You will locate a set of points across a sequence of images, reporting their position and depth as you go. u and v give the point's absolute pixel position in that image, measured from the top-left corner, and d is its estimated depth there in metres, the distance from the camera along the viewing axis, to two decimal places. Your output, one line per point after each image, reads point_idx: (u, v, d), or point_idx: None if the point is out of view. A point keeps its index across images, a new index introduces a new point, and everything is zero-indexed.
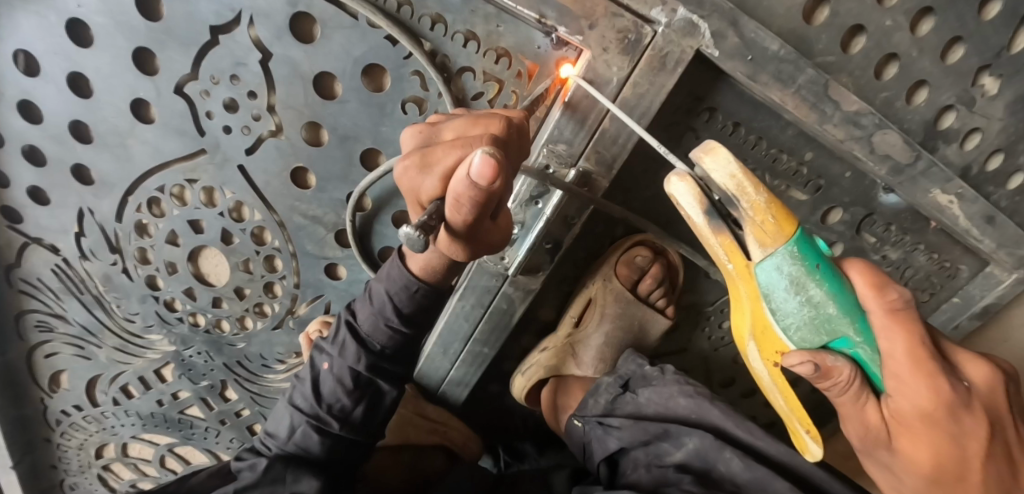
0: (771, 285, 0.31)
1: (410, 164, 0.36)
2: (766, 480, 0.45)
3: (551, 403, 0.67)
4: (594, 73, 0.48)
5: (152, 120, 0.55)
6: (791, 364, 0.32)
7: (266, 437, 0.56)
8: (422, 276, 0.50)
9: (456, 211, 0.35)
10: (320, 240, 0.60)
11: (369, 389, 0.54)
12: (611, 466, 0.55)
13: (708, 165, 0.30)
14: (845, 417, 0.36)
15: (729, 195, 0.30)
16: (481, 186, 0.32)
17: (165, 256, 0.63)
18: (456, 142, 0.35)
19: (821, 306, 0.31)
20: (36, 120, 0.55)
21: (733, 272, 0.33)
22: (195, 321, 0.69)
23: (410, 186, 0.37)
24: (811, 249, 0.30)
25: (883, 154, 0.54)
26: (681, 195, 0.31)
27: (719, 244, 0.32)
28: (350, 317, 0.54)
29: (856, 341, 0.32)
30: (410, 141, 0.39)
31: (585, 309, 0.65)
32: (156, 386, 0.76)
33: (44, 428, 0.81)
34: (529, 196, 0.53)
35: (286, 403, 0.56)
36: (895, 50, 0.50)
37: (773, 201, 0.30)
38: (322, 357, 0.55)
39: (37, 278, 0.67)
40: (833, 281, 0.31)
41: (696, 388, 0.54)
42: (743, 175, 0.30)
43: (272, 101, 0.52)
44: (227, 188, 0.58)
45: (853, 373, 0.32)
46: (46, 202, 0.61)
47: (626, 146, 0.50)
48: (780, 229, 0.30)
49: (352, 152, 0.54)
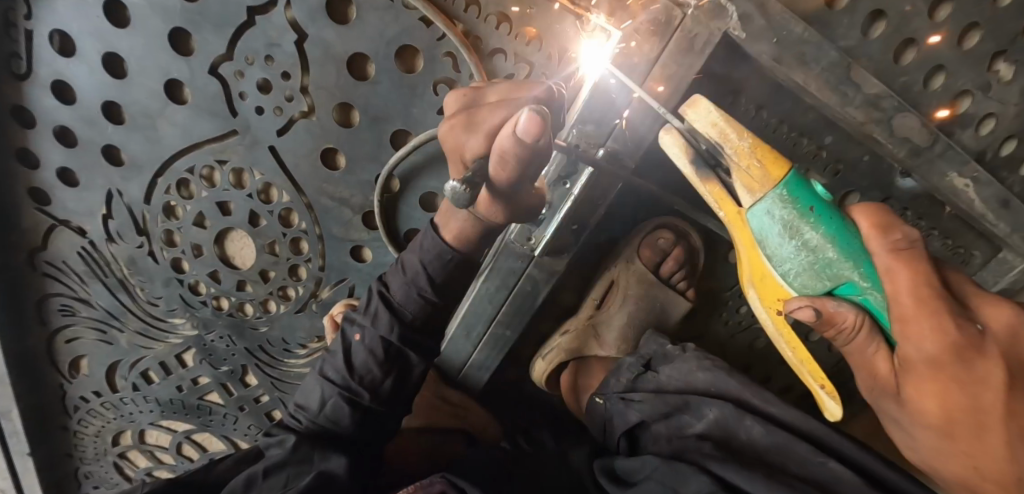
0: (763, 229, 0.33)
1: (456, 124, 0.42)
2: (789, 446, 0.44)
3: (571, 384, 0.68)
4: (623, 54, 0.48)
5: (184, 102, 0.55)
6: (792, 311, 0.34)
7: (298, 411, 0.56)
8: (457, 246, 0.52)
9: (501, 167, 0.38)
10: (346, 222, 0.61)
11: (399, 360, 0.55)
12: (632, 441, 0.56)
13: (690, 117, 0.34)
14: (856, 367, 0.37)
15: (713, 142, 0.33)
16: (526, 141, 0.35)
17: (192, 238, 0.64)
18: (500, 104, 0.40)
19: (819, 250, 0.32)
20: (68, 101, 0.56)
21: (726, 218, 0.36)
22: (218, 305, 0.70)
23: (455, 143, 0.42)
24: (804, 192, 0.32)
25: (902, 137, 0.55)
26: (669, 146, 0.37)
27: (708, 191, 0.36)
28: (383, 287, 0.56)
29: (863, 287, 0.32)
30: (453, 102, 0.43)
31: (608, 292, 0.66)
32: (176, 371, 0.76)
33: (62, 414, 0.81)
34: (557, 176, 0.54)
35: (317, 375, 0.56)
36: (912, 36, 0.52)
37: (756, 145, 0.32)
38: (354, 329, 0.56)
39: (63, 261, 0.68)
40: (831, 226, 0.32)
41: (714, 362, 0.53)
42: (724, 122, 0.32)
43: (305, 82, 0.53)
44: (257, 170, 0.58)
45: (857, 318, 0.33)
46: (75, 183, 0.62)
47: (653, 129, 0.50)
48: (766, 173, 0.32)
49: (382, 133, 0.55)
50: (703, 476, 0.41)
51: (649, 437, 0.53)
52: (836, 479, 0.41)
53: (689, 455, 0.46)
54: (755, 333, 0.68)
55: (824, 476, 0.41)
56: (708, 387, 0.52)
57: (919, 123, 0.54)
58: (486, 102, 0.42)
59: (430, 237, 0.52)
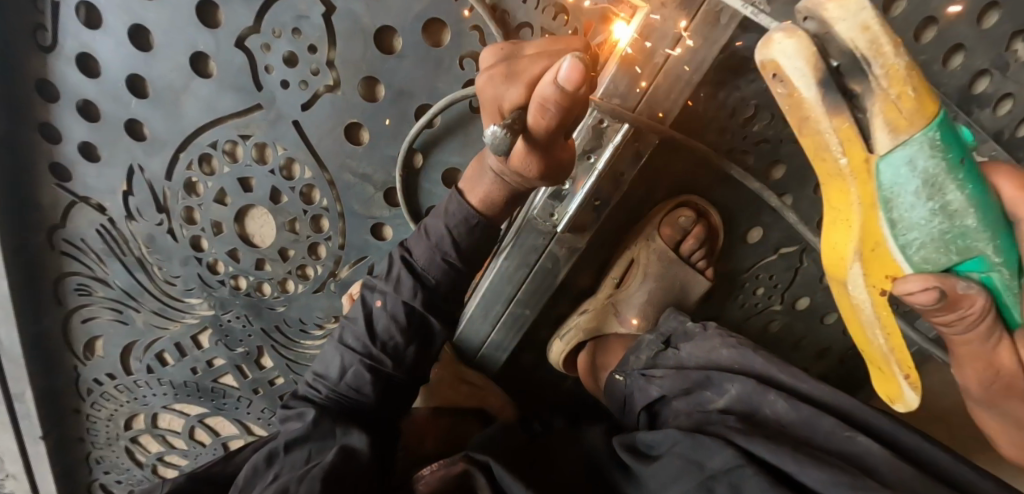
0: (899, 183, 0.27)
1: (495, 74, 0.38)
2: (815, 419, 0.42)
3: (589, 364, 0.67)
4: (650, 28, 0.48)
5: (209, 75, 0.56)
6: (910, 291, 0.29)
7: (316, 380, 0.56)
8: (482, 209, 0.53)
9: (540, 115, 0.35)
10: (368, 199, 0.61)
11: (421, 327, 0.55)
12: (651, 416, 0.55)
13: (832, 14, 0.25)
14: (963, 355, 0.33)
15: (859, 59, 0.25)
16: (567, 91, 0.33)
17: (212, 215, 0.64)
18: (541, 55, 0.38)
19: (957, 216, 0.27)
20: (92, 75, 0.57)
21: (844, 168, 0.29)
22: (236, 284, 0.70)
23: (493, 95, 0.38)
24: (952, 140, 0.26)
25: None
26: (789, 57, 0.26)
27: (833, 128, 0.27)
28: (404, 253, 0.56)
29: (994, 262, 0.28)
30: (490, 58, 0.40)
31: (627, 270, 0.66)
32: (191, 353, 0.76)
33: (75, 397, 0.81)
34: (584, 149, 0.54)
35: (336, 343, 0.56)
36: (933, 14, 0.51)
37: (914, 68, 0.25)
38: (375, 296, 0.56)
39: (81, 238, 0.68)
40: (973, 186, 0.27)
41: (739, 339, 0.51)
42: (883, 31, 0.24)
43: (331, 55, 0.53)
44: (280, 144, 0.58)
45: (986, 304, 0.29)
46: (96, 159, 0.62)
47: (678, 101, 0.51)
48: (920, 110, 0.25)
49: (406, 108, 0.55)
50: (729, 449, 0.39)
51: (670, 413, 0.52)
52: (866, 452, 0.38)
53: (712, 427, 0.44)
54: (769, 316, 0.69)
55: (852, 450, 0.39)
56: (729, 363, 0.50)
57: (940, 100, 0.55)
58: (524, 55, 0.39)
59: (457, 201, 0.52)
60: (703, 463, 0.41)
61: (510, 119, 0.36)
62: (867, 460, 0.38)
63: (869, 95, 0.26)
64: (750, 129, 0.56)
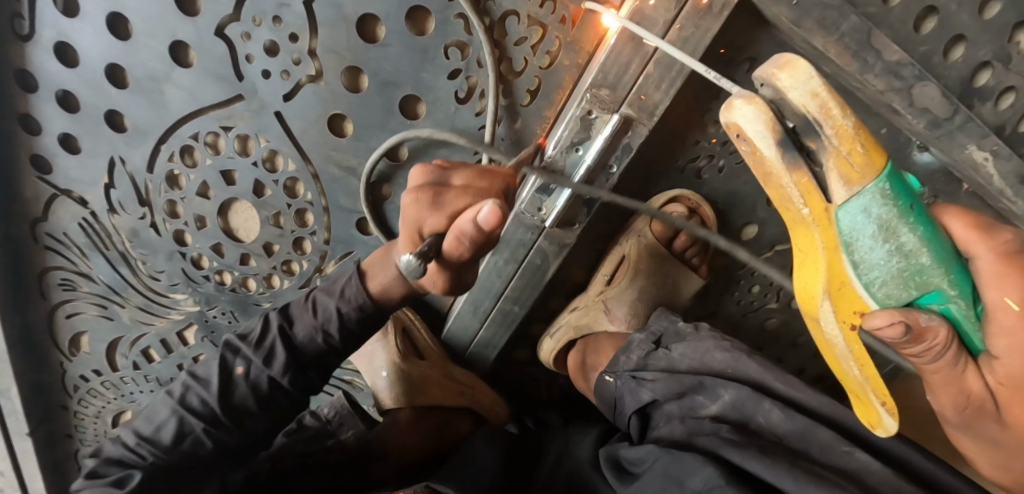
0: (855, 228, 0.29)
1: (421, 198, 0.40)
2: (810, 431, 0.41)
3: (580, 363, 0.65)
4: (640, 16, 0.47)
5: (189, 64, 0.55)
6: (876, 327, 0.29)
7: (139, 444, 0.49)
8: (377, 297, 0.49)
9: (456, 245, 0.39)
10: (353, 193, 0.60)
11: (277, 404, 0.51)
12: (643, 420, 0.54)
13: (785, 83, 0.28)
14: (935, 385, 0.32)
15: (811, 120, 0.27)
16: (485, 228, 0.37)
17: (195, 209, 0.62)
18: (467, 190, 0.40)
19: (912, 254, 0.28)
20: (72, 64, 0.55)
21: (807, 216, 0.30)
22: (221, 280, 0.69)
23: (413, 218, 0.40)
24: (902, 188, 0.28)
25: (922, 108, 0.53)
26: (750, 121, 0.29)
27: (795, 182, 0.29)
28: (284, 322, 0.52)
29: (951, 294, 0.29)
30: (418, 177, 0.41)
31: (619, 266, 0.64)
32: (178, 350, 0.75)
33: (61, 394, 0.80)
34: (571, 142, 0.53)
35: (173, 402, 0.50)
36: (933, 3, 0.50)
37: (861, 128, 0.27)
38: (237, 361, 0.51)
39: (64, 232, 0.67)
40: (925, 227, 0.29)
41: (733, 343, 0.49)
42: (830, 96, 0.27)
43: (313, 45, 0.52)
44: (263, 136, 0.57)
45: (949, 335, 0.29)
46: (77, 150, 0.61)
47: (668, 93, 0.50)
48: (871, 161, 0.27)
49: (391, 99, 0.54)
50: (709, 467, 0.38)
51: (661, 417, 0.51)
52: (863, 469, 0.38)
53: (703, 439, 0.44)
54: (767, 313, 0.67)
55: (852, 466, 0.39)
56: (722, 367, 0.48)
57: (939, 93, 0.52)
58: (451, 183, 0.41)
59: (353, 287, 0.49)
60: (683, 481, 0.40)
61: (425, 247, 0.39)
62: (866, 478, 0.38)
63: (822, 149, 0.28)
64: None
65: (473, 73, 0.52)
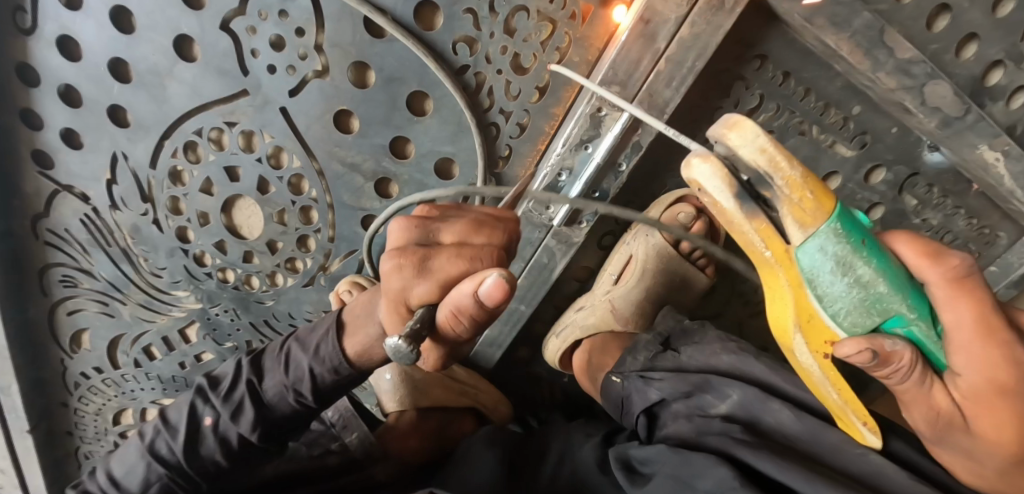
0: (816, 268, 0.31)
1: (405, 264, 0.36)
2: (820, 432, 0.41)
3: (585, 363, 0.63)
4: (651, 12, 0.46)
5: (193, 59, 0.54)
6: (846, 354, 0.32)
7: (109, 487, 0.52)
8: (354, 360, 0.48)
9: (451, 320, 0.35)
10: (357, 190, 0.59)
11: (248, 457, 0.52)
12: (651, 420, 0.51)
13: (735, 142, 0.29)
14: (910, 405, 0.34)
15: (763, 173, 0.30)
16: (485, 304, 0.32)
17: (198, 205, 0.62)
18: (460, 253, 0.35)
19: (871, 285, 0.31)
20: (74, 58, 0.55)
21: (771, 259, 0.33)
22: (224, 277, 0.68)
23: (401, 288, 0.37)
24: (854, 225, 0.30)
25: (933, 107, 0.51)
26: (706, 178, 0.31)
27: (754, 229, 0.32)
28: (254, 378, 0.52)
29: (911, 318, 0.31)
30: (401, 235, 0.37)
31: (625, 267, 0.63)
32: (179, 347, 0.74)
33: (61, 391, 0.79)
34: (580, 139, 0.52)
35: (143, 448, 0.51)
36: (946, 1, 0.49)
37: (807, 177, 0.29)
38: (205, 411, 0.52)
39: (66, 229, 0.66)
40: (879, 259, 0.31)
41: (739, 345, 0.50)
42: (776, 152, 0.29)
43: (320, 39, 0.51)
44: (267, 132, 0.57)
45: (914, 357, 0.31)
46: (79, 145, 0.60)
47: (679, 91, 0.49)
48: (820, 207, 0.29)
49: (397, 94, 0.53)
50: (721, 468, 0.38)
51: (669, 416, 0.49)
52: (880, 472, 0.37)
53: (713, 439, 0.43)
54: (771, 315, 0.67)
55: (864, 469, 0.38)
56: (729, 366, 0.48)
57: (952, 91, 0.51)
58: (440, 242, 0.37)
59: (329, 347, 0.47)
60: (692, 484, 0.39)
61: (413, 328, 0.33)
62: (880, 481, 0.37)
63: (777, 198, 0.30)
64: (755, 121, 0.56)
65: (482, 69, 0.52)
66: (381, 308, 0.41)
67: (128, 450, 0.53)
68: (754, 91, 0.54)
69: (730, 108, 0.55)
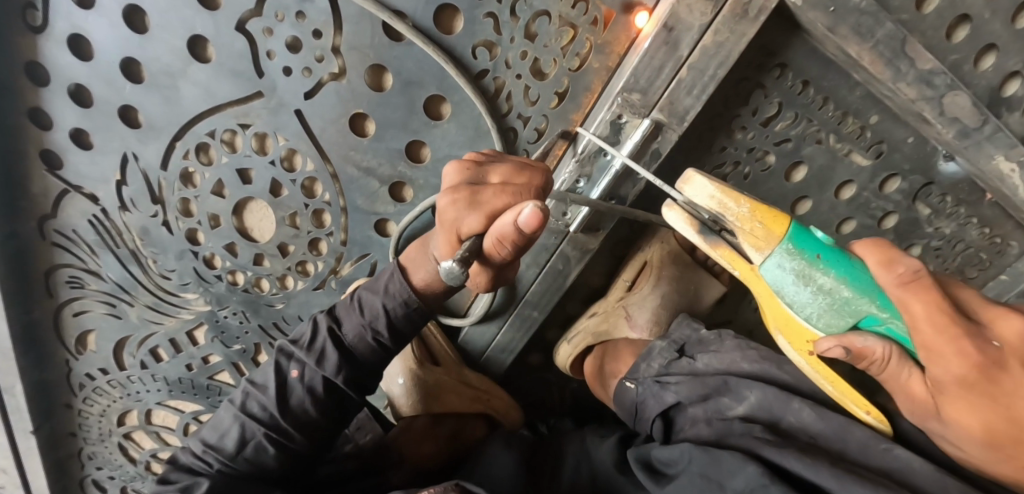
0: (779, 281, 0.37)
1: (459, 199, 0.39)
2: (845, 430, 0.39)
3: (597, 369, 0.63)
4: (674, 19, 0.45)
5: (208, 60, 0.53)
6: (824, 349, 0.36)
7: (206, 452, 0.49)
8: (422, 291, 0.49)
9: (496, 247, 0.38)
10: (372, 194, 0.58)
11: (339, 402, 0.50)
12: (666, 425, 0.50)
13: (689, 193, 0.39)
14: (896, 393, 0.36)
15: (717, 213, 0.38)
16: (525, 231, 0.36)
17: (209, 207, 0.61)
18: (504, 188, 0.38)
19: (833, 291, 0.36)
20: (86, 58, 0.54)
21: (742, 277, 0.40)
22: (233, 280, 0.67)
23: (453, 219, 0.40)
24: (809, 243, 0.36)
25: (951, 117, 0.50)
26: (674, 220, 0.40)
27: (721, 255, 0.39)
28: (333, 324, 0.51)
29: (883, 316, 0.35)
30: (455, 177, 0.41)
31: (640, 273, 0.63)
32: (186, 349, 0.73)
33: (65, 393, 0.78)
34: (598, 146, 0.51)
35: (235, 409, 0.49)
36: (967, 11, 0.48)
37: (755, 210, 0.37)
38: (291, 364, 0.50)
39: (73, 229, 0.66)
40: (840, 269, 0.35)
41: (761, 352, 0.47)
42: (722, 196, 0.37)
43: (337, 42, 0.51)
44: (281, 134, 0.56)
45: (887, 351, 0.34)
46: (88, 146, 0.59)
47: (700, 99, 0.48)
48: (769, 233, 0.37)
49: (414, 98, 0.53)
50: (751, 466, 0.36)
51: (686, 420, 0.48)
52: (905, 469, 0.36)
53: (737, 440, 0.41)
54: None
55: (893, 466, 0.36)
56: (750, 371, 0.46)
57: (970, 102, 0.50)
58: (488, 182, 0.40)
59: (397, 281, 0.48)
60: (724, 484, 0.37)
61: (465, 251, 0.38)
62: (910, 477, 0.35)
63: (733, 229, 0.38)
64: (771, 129, 0.55)
65: (501, 74, 0.51)
66: (435, 246, 0.46)
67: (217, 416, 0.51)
68: (773, 100, 0.53)
69: (749, 117, 0.54)
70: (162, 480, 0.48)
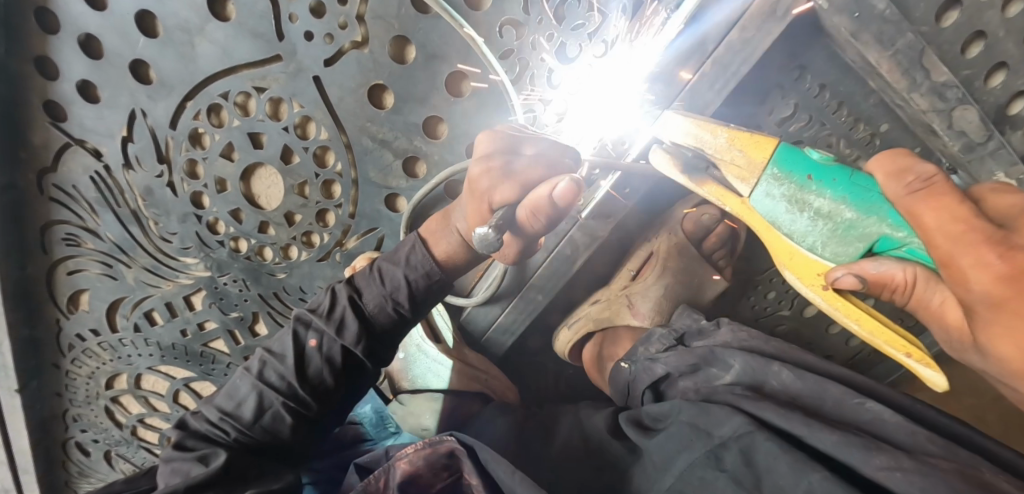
0: (773, 211, 0.38)
1: (494, 168, 0.41)
2: (821, 388, 0.39)
3: (596, 355, 0.64)
4: (705, 13, 0.45)
5: (226, 19, 0.53)
6: (837, 280, 0.35)
7: (222, 420, 0.48)
8: (445, 263, 0.50)
9: (530, 218, 0.40)
10: (385, 167, 0.58)
11: (355, 372, 0.50)
12: (656, 397, 0.50)
13: (666, 133, 0.41)
14: (931, 322, 0.34)
15: (699, 148, 0.39)
16: (560, 204, 0.37)
17: (216, 171, 0.60)
18: (539, 161, 0.40)
19: (831, 216, 0.36)
20: (99, 8, 0.55)
21: (735, 213, 0.39)
22: (236, 246, 0.66)
23: (489, 189, 0.42)
24: (797, 166, 0.37)
25: (959, 131, 0.48)
26: (660, 165, 0.42)
27: (708, 192, 0.40)
28: (355, 293, 0.50)
29: (900, 236, 0.33)
30: (489, 146, 0.43)
31: (644, 264, 0.64)
32: (182, 314, 0.72)
33: (54, 352, 0.77)
34: (615, 138, 0.49)
35: (252, 378, 0.49)
36: (984, 27, 0.45)
37: (732, 139, 0.38)
38: (309, 333, 0.50)
39: (73, 185, 0.65)
40: (836, 189, 0.36)
41: (751, 332, 0.48)
42: (698, 130, 0.39)
43: (362, 10, 0.50)
44: (296, 101, 0.56)
45: (909, 274, 0.32)
46: (96, 100, 0.60)
47: (721, 93, 0.47)
48: (751, 161, 0.38)
49: (437, 73, 0.52)
50: (738, 416, 0.36)
51: (675, 393, 0.48)
52: (875, 418, 0.35)
53: (720, 396, 0.42)
54: (778, 320, 0.66)
55: (863, 418, 0.36)
56: (740, 348, 0.46)
57: (979, 117, 0.47)
58: (522, 153, 0.42)
59: (420, 253, 0.49)
60: (711, 432, 0.37)
61: (499, 219, 0.39)
62: (877, 427, 0.35)
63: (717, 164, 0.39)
64: (786, 129, 0.53)
65: (525, 54, 0.51)
66: (460, 218, 0.48)
67: (232, 384, 0.50)
68: (790, 102, 0.52)
69: (764, 122, 0.52)
70: (174, 447, 0.47)
